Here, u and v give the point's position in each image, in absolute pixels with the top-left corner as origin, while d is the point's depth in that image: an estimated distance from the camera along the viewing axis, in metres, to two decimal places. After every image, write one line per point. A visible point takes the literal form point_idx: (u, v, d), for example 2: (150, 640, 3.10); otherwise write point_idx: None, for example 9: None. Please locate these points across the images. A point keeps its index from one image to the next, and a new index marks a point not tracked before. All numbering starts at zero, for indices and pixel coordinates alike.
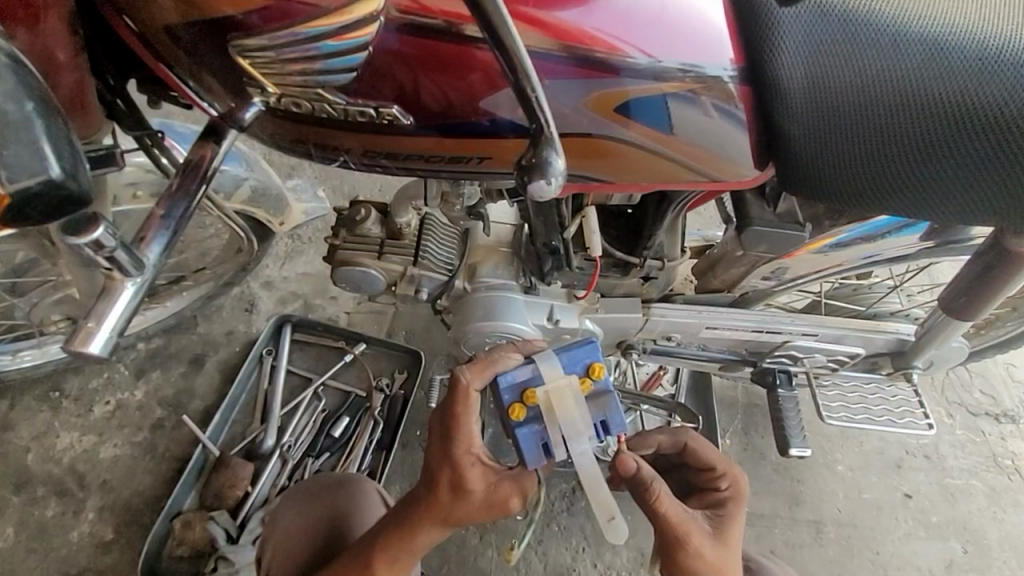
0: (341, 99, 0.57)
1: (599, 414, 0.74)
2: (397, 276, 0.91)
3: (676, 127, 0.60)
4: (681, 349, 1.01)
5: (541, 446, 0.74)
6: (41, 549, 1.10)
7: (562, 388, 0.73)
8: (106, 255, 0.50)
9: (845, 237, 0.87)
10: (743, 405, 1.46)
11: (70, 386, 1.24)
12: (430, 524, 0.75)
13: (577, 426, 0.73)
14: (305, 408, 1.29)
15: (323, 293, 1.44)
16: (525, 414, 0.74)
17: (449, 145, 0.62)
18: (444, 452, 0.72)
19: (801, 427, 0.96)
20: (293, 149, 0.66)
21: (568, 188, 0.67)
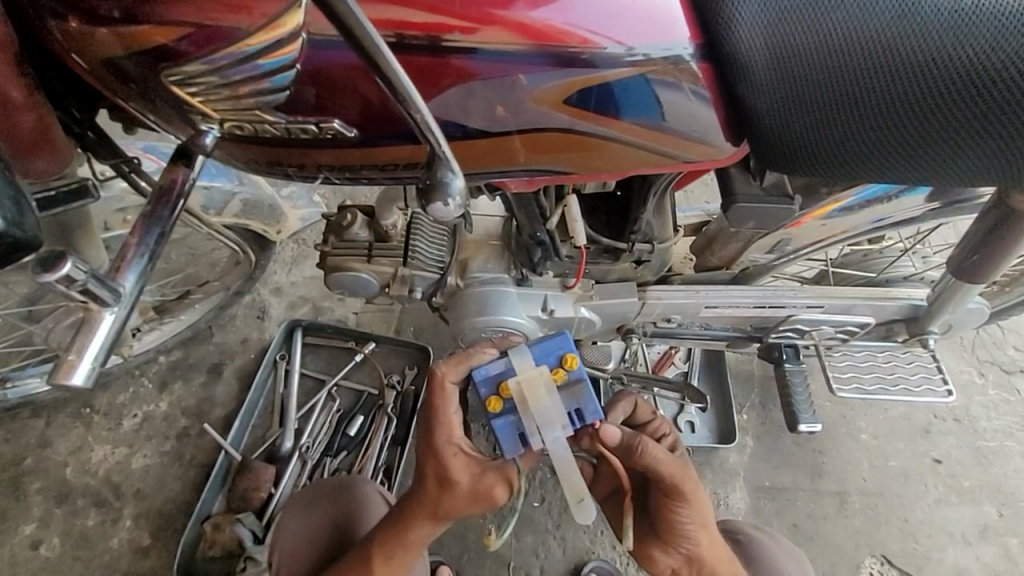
0: (280, 118, 0.57)
1: (573, 403, 0.74)
2: (389, 277, 0.91)
3: (668, 116, 0.59)
4: (683, 330, 0.99)
5: (517, 436, 0.74)
6: (86, 556, 1.16)
7: (533, 378, 0.73)
8: (80, 289, 0.52)
9: (850, 202, 0.83)
10: (760, 378, 1.44)
11: (100, 401, 1.30)
12: (422, 517, 0.79)
13: (548, 414, 0.73)
14: (321, 408, 1.32)
15: (331, 295, 1.47)
16: (500, 406, 0.75)
17: (421, 153, 0.61)
18: (426, 444, 0.76)
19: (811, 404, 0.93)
20: (271, 171, 0.66)
21: (537, 183, 0.66)
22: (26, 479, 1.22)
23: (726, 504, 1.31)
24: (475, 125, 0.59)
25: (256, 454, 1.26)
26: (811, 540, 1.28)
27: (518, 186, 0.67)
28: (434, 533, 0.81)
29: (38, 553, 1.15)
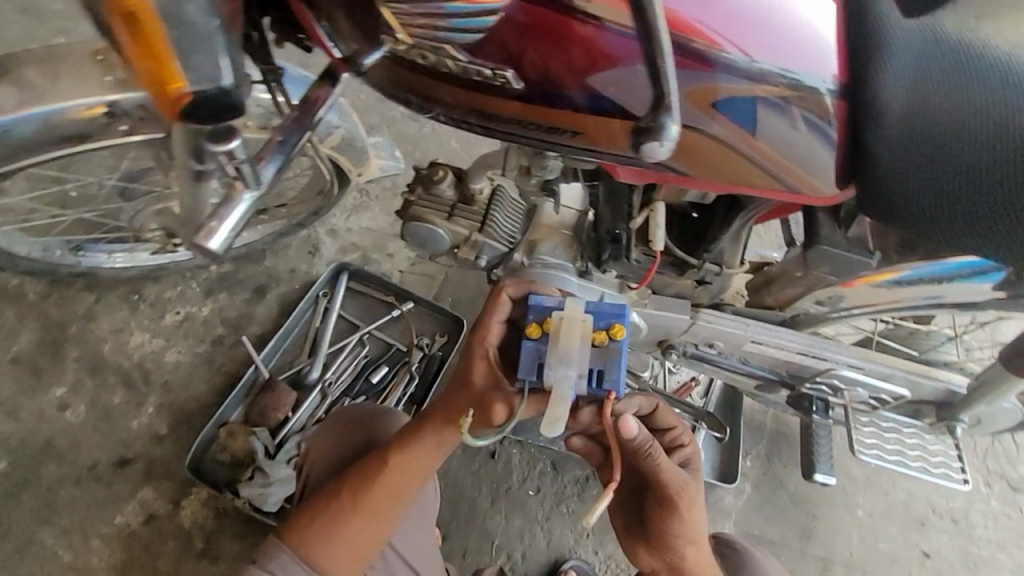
0: (463, 57, 0.61)
1: (598, 363, 0.74)
2: (461, 239, 0.95)
3: (775, 135, 0.61)
4: (721, 359, 1.02)
5: (535, 364, 0.75)
6: (106, 430, 1.20)
7: (575, 321, 0.74)
8: (236, 165, 0.58)
9: (902, 277, 0.85)
10: (770, 431, 1.45)
11: (149, 291, 1.36)
12: (446, 419, 0.87)
13: (571, 356, 0.73)
14: (350, 351, 1.37)
15: (382, 249, 1.53)
16: (536, 335, 0.76)
17: (544, 115, 0.66)
18: (467, 341, 0.85)
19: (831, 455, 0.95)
20: (403, 99, 0.70)
21: (640, 176, 0.69)
22: (67, 345, 1.27)
23: None
24: (608, 99, 0.63)
25: (281, 377, 1.31)
26: None
27: (625, 176, 0.69)
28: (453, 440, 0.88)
29: (63, 415, 1.20)
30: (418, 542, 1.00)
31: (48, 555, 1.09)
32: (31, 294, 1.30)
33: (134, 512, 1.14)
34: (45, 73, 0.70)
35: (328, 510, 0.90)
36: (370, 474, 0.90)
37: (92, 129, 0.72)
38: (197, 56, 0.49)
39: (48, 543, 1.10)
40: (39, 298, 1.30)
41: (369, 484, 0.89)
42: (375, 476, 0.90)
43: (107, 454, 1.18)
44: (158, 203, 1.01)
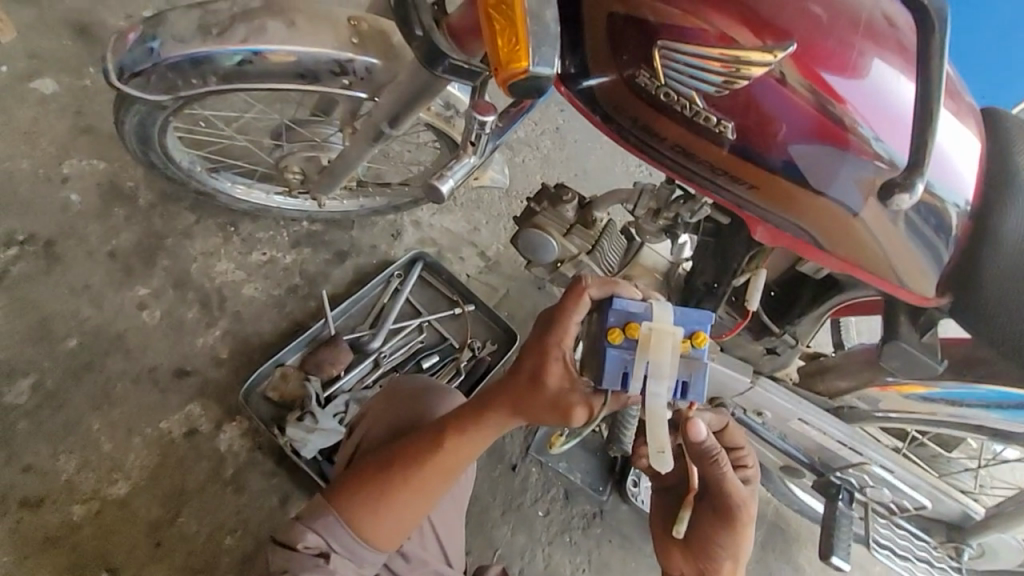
0: (701, 104, 0.66)
1: (683, 373, 0.76)
2: (567, 257, 1.07)
3: (912, 234, 0.71)
4: (762, 429, 1.11)
5: (620, 372, 0.76)
6: (174, 339, 1.28)
7: (665, 334, 0.75)
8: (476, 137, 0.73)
9: (935, 392, 0.94)
10: (770, 520, 1.50)
11: (244, 228, 1.43)
12: (506, 406, 0.85)
13: (663, 369, 0.74)
14: (408, 332, 1.45)
15: (456, 250, 1.60)
16: (620, 341, 0.77)
17: (742, 168, 0.70)
18: (538, 338, 0.82)
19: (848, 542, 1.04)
20: (606, 115, 0.72)
21: (780, 241, 0.76)
22: (160, 254, 1.35)
23: None
24: (798, 169, 0.68)
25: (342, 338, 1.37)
26: None
27: (765, 239, 0.76)
28: (509, 426, 0.87)
29: (139, 315, 1.28)
30: (451, 520, 1.00)
31: (93, 440, 1.16)
32: (141, 200, 1.38)
33: (178, 422, 1.21)
34: (311, 23, 0.86)
35: (377, 479, 0.87)
36: (423, 448, 0.87)
37: (322, 74, 0.86)
38: (545, 48, 0.59)
39: (96, 429, 1.17)
40: (147, 205, 1.38)
41: (421, 458, 0.87)
42: (427, 452, 0.87)
43: (169, 361, 1.25)
44: (311, 151, 1.13)
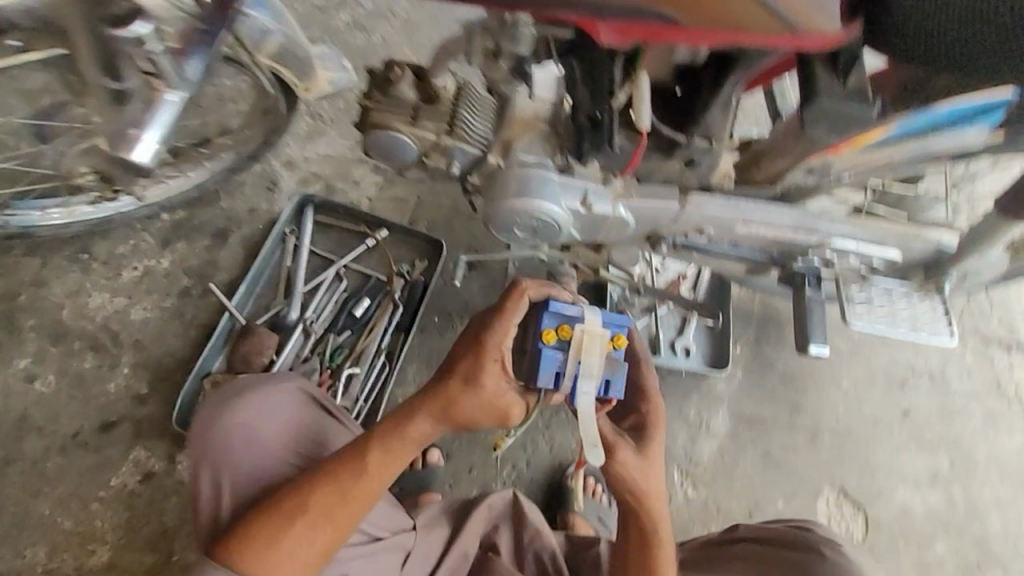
0: None
1: (606, 373, 0.82)
2: (430, 145, 0.87)
3: None
4: (710, 245, 1.00)
5: (553, 374, 0.80)
6: (82, 396, 1.16)
7: (595, 333, 0.81)
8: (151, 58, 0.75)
9: (891, 134, 0.81)
10: (758, 317, 1.49)
11: (99, 249, 1.26)
12: (440, 411, 0.79)
13: (592, 367, 0.80)
14: (327, 287, 1.32)
15: (344, 177, 1.43)
16: (553, 341, 0.81)
17: None
18: (478, 334, 0.80)
19: (822, 328, 0.99)
20: None
21: (630, 35, 0.59)
22: (22, 315, 1.19)
23: (708, 427, 1.40)
24: None
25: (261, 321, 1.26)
26: (779, 468, 1.39)
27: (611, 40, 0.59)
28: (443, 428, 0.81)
29: (33, 386, 1.15)
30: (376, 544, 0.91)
31: (45, 529, 1.08)
32: None
33: (130, 473, 1.13)
34: None
35: (291, 510, 0.78)
36: (341, 471, 0.80)
37: None
38: None
39: (49, 513, 1.09)
40: None
41: (342, 481, 0.79)
42: (349, 472, 0.80)
43: (90, 419, 1.15)
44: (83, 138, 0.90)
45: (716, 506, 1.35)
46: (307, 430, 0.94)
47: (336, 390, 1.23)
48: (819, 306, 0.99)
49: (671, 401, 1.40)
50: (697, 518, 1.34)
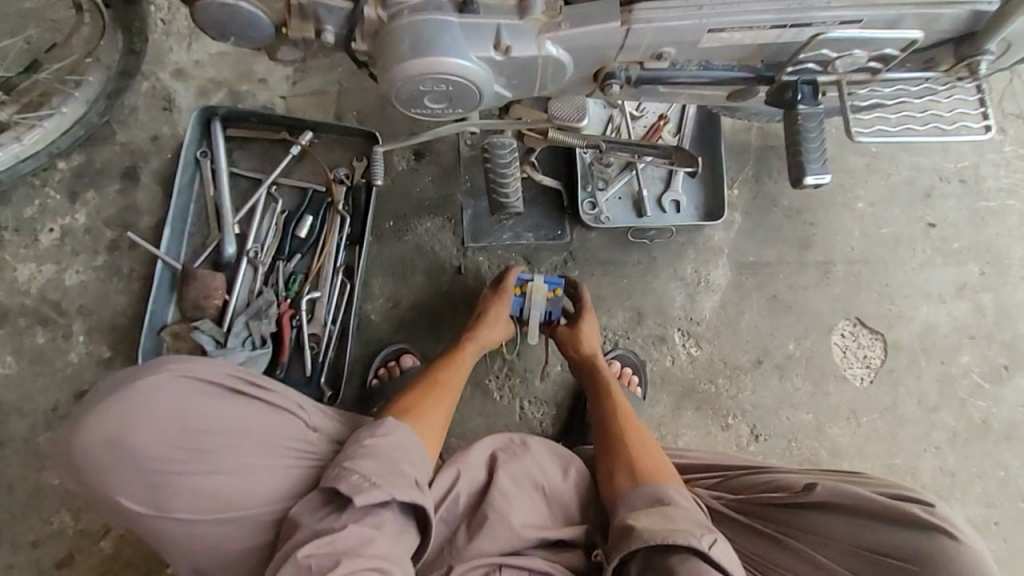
0: None
1: (548, 310, 1.14)
2: (284, 11, 0.70)
3: None
4: (677, 73, 0.77)
5: (517, 310, 1.14)
6: (47, 371, 1.11)
7: (541, 289, 1.13)
8: None
9: None
10: (758, 148, 1.32)
11: (5, 217, 1.15)
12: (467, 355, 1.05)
13: (538, 304, 1.13)
14: (263, 210, 1.17)
15: (247, 77, 1.23)
16: (517, 293, 1.13)
17: None
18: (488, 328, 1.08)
19: (822, 148, 0.82)
20: None
21: None
22: None
23: (707, 281, 1.26)
24: None
25: (200, 261, 1.14)
26: (789, 309, 1.27)
27: None
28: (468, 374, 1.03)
29: None
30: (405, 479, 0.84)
31: (41, 506, 1.06)
32: None
33: None
34: None
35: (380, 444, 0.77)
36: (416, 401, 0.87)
37: None
38: None
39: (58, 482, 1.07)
40: None
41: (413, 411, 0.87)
42: None
43: (62, 391, 1.10)
44: None
45: (721, 356, 1.24)
46: (223, 400, 0.78)
47: (300, 320, 1.12)
48: (820, 124, 0.81)
49: (664, 261, 1.26)
50: (700, 374, 1.22)
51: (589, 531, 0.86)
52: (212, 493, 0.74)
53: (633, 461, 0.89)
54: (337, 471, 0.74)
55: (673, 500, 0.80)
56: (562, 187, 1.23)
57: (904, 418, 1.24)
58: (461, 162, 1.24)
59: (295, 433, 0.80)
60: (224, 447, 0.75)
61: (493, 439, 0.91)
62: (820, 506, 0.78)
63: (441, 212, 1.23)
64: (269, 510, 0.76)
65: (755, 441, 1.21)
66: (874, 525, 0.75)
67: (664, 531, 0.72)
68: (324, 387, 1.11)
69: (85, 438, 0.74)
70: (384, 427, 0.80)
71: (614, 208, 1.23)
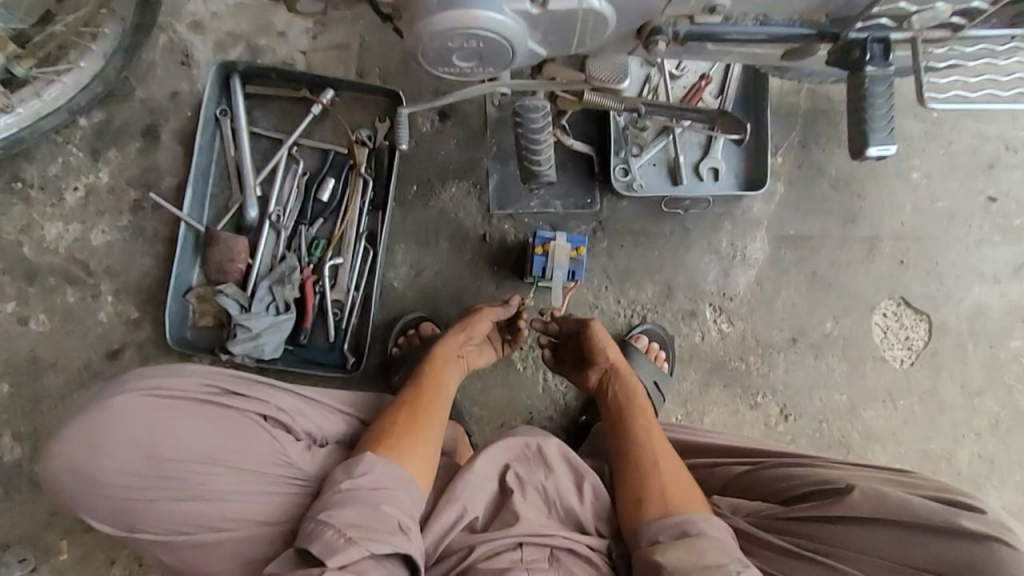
0: None
1: (571, 268, 1.12)
2: None
3: None
4: (732, 28, 0.69)
5: (540, 269, 1.12)
6: (78, 330, 1.12)
7: (564, 248, 1.11)
8: None
9: None
10: (806, 112, 1.23)
11: (30, 174, 1.14)
12: (452, 365, 0.96)
13: (561, 263, 1.11)
14: (285, 171, 1.14)
15: (265, 30, 1.17)
16: (540, 252, 1.11)
17: None
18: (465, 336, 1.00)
19: (889, 115, 0.76)
20: None
21: None
22: None
23: (744, 256, 1.20)
24: None
25: (223, 223, 1.13)
26: (829, 286, 1.20)
27: None
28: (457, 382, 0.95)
29: (27, 329, 1.12)
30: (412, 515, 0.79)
31: None
32: None
33: None
34: None
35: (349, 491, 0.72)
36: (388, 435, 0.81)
37: None
38: None
39: None
40: None
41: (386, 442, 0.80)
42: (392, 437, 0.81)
43: (93, 350, 1.12)
44: None
45: (754, 334, 1.19)
46: (185, 422, 0.76)
47: (323, 286, 1.11)
48: (890, 87, 0.74)
49: (698, 232, 1.20)
50: (731, 351, 1.18)
51: (607, 545, 0.81)
52: (183, 517, 0.74)
53: (664, 496, 0.80)
54: (312, 520, 0.71)
55: (704, 534, 0.74)
56: (594, 152, 1.17)
57: (944, 403, 1.19)
58: (488, 124, 1.18)
59: (266, 452, 0.77)
60: (189, 471, 0.74)
61: (506, 445, 0.83)
62: (856, 517, 0.75)
63: (466, 177, 1.18)
64: (245, 533, 0.75)
65: (784, 421, 1.18)
66: (914, 538, 0.73)
67: (692, 573, 0.69)
68: (348, 353, 1.11)
69: (56, 467, 0.75)
70: (363, 465, 0.75)
71: (648, 175, 1.16)
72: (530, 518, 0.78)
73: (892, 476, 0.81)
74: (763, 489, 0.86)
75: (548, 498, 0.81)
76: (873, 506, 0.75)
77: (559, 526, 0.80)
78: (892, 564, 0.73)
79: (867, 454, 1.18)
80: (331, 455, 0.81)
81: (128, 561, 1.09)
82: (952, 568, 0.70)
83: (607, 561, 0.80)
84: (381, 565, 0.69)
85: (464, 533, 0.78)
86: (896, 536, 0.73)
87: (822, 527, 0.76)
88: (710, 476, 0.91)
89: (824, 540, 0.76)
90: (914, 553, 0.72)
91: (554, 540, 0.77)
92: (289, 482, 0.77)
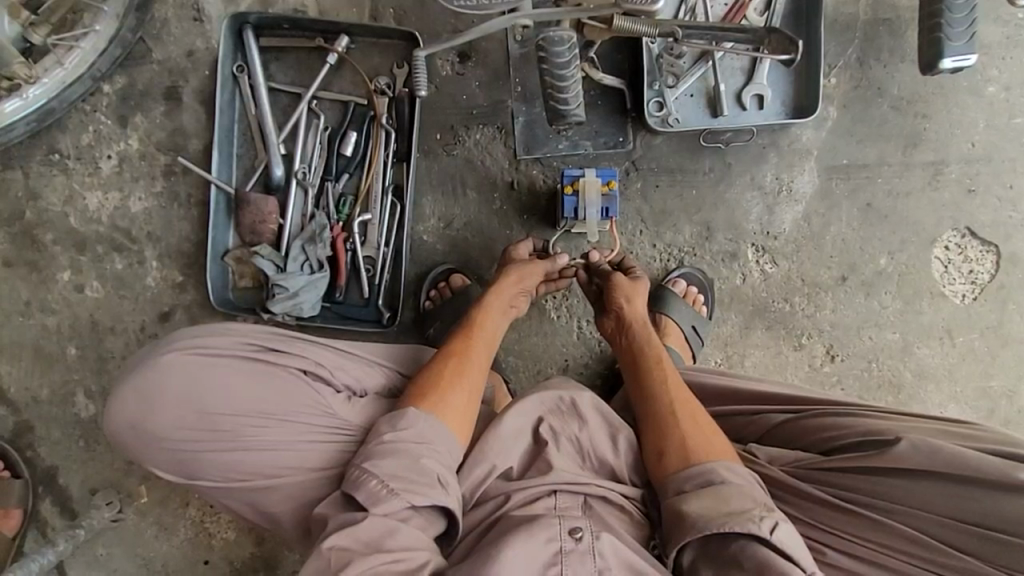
0: None
1: (605, 206, 1.06)
2: None
3: None
4: None
5: (573, 211, 1.06)
6: (130, 295, 1.18)
7: (594, 185, 1.05)
8: None
9: None
10: (866, 24, 1.10)
11: (66, 145, 1.16)
12: (495, 318, 0.96)
13: (594, 203, 1.05)
14: (307, 126, 1.12)
15: None
16: (570, 193, 1.06)
17: None
18: (507, 289, 0.98)
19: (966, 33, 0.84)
20: None
21: None
22: (38, 231, 1.17)
23: (790, 190, 1.12)
24: None
25: (251, 184, 1.13)
26: (885, 219, 1.12)
27: None
28: (504, 334, 0.95)
29: (85, 296, 1.18)
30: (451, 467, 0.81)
31: None
32: None
33: None
34: None
35: (386, 447, 0.75)
36: (427, 389, 0.82)
37: None
38: None
39: None
40: None
41: (424, 395, 0.81)
42: (429, 391, 0.82)
43: (147, 313, 1.17)
44: None
45: (800, 273, 1.13)
46: (229, 376, 0.79)
47: (354, 243, 1.10)
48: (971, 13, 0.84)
49: (740, 167, 1.12)
50: (775, 293, 1.13)
51: (641, 494, 0.82)
52: (237, 464, 0.78)
53: (687, 447, 0.79)
54: (358, 469, 0.74)
55: (730, 482, 0.73)
56: (625, 86, 1.09)
57: (1008, 338, 1.12)
58: (511, 63, 1.12)
59: (310, 403, 0.80)
60: (239, 422, 0.78)
61: (541, 399, 0.84)
62: (903, 470, 0.73)
63: (491, 122, 1.13)
64: (298, 479, 0.79)
65: (830, 362, 1.13)
66: (966, 493, 0.70)
67: (718, 519, 0.69)
68: (383, 308, 1.12)
69: (118, 423, 0.79)
70: (405, 420, 0.78)
71: (685, 107, 1.08)
72: (565, 468, 0.80)
73: (947, 427, 0.77)
74: (803, 439, 0.84)
75: (582, 448, 0.82)
76: (924, 461, 0.72)
77: (593, 475, 0.81)
78: (936, 517, 0.72)
79: (920, 394, 1.13)
80: (373, 409, 0.83)
81: (199, 503, 1.19)
82: (1004, 522, 0.68)
83: (641, 509, 0.81)
84: (422, 512, 0.72)
85: (499, 482, 0.80)
86: (945, 491, 0.71)
87: (866, 480, 0.75)
88: (749, 425, 0.89)
89: (865, 492, 0.74)
90: (964, 507, 0.70)
91: (587, 492, 0.78)
92: (334, 431, 0.80)
